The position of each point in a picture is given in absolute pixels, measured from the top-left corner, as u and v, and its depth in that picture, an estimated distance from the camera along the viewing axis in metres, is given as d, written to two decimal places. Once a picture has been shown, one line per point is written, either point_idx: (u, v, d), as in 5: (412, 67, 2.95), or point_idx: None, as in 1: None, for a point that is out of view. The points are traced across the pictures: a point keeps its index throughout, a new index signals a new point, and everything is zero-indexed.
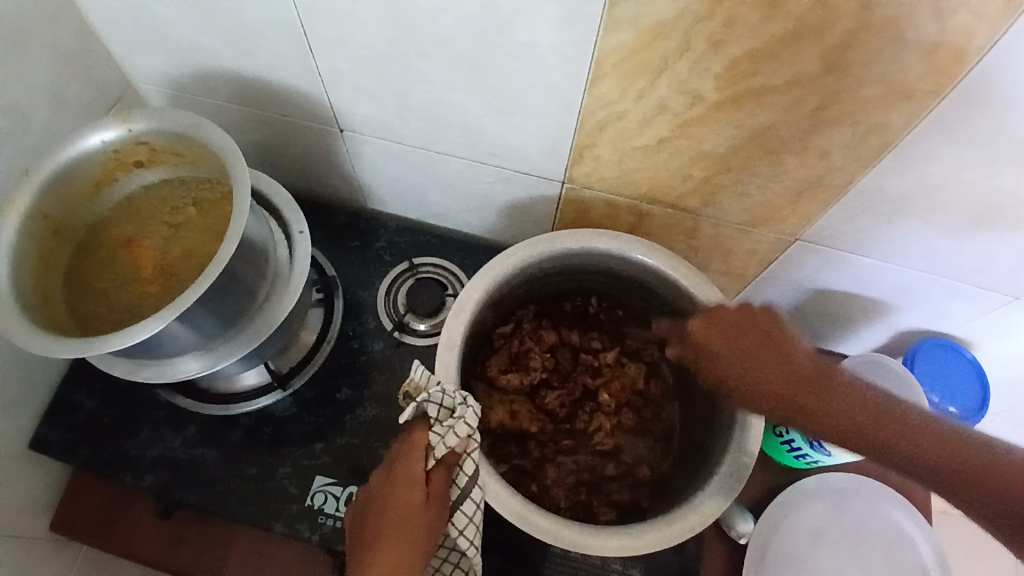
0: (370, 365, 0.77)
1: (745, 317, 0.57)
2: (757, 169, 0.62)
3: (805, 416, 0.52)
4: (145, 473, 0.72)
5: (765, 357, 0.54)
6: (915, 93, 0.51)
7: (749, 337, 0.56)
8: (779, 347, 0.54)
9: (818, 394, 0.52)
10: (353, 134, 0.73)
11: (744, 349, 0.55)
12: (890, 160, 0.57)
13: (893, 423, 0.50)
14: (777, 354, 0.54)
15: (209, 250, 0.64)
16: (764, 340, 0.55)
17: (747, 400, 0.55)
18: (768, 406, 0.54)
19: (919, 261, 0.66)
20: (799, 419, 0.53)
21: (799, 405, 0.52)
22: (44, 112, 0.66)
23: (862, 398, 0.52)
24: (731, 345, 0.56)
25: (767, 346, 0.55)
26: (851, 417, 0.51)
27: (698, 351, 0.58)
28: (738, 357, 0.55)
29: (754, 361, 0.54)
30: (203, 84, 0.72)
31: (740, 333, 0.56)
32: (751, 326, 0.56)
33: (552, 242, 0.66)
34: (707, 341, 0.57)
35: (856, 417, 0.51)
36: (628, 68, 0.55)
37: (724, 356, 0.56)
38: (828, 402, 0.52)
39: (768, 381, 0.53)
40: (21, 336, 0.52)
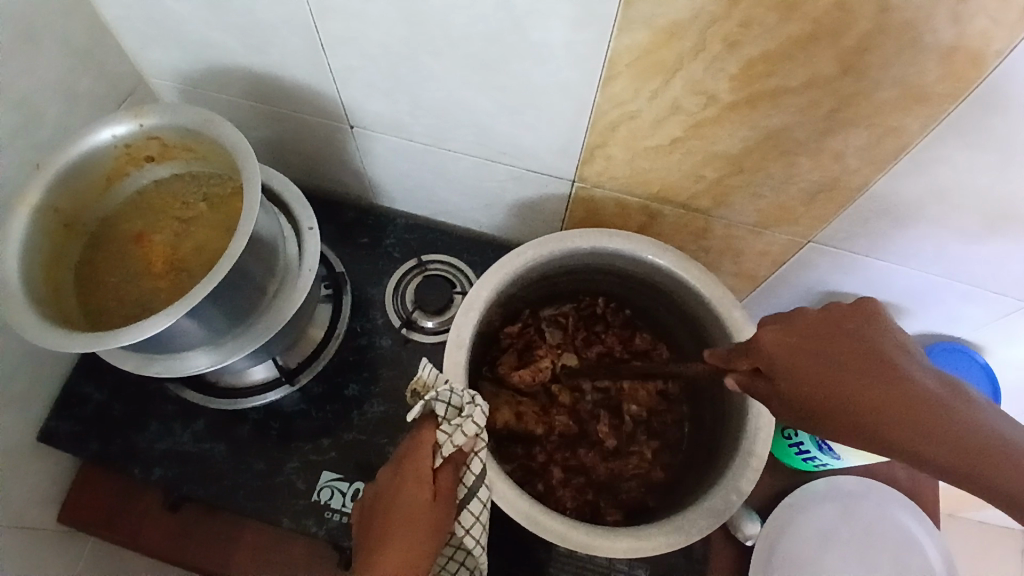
0: (377, 361, 0.78)
1: (831, 327, 0.50)
2: (770, 170, 0.62)
3: (909, 442, 0.44)
4: (153, 465, 0.72)
5: (860, 372, 0.47)
6: (932, 97, 0.50)
7: (838, 350, 0.49)
8: (877, 360, 0.47)
9: (927, 417, 0.44)
10: (363, 130, 0.73)
11: (826, 362, 0.48)
12: (905, 163, 0.56)
13: (1016, 453, 0.43)
14: (874, 372, 0.47)
15: (220, 246, 0.64)
16: (858, 352, 0.48)
17: (834, 421, 0.47)
18: (863, 431, 0.46)
19: (933, 265, 0.65)
20: (903, 446, 0.45)
21: (898, 434, 0.45)
22: (56, 106, 0.67)
23: (982, 423, 0.44)
24: (817, 357, 0.49)
25: (863, 359, 0.48)
26: (967, 447, 0.43)
27: (776, 364, 0.51)
28: (825, 371, 0.48)
29: (846, 376, 0.47)
30: (215, 79, 0.72)
31: (826, 348, 0.49)
32: (841, 336, 0.49)
33: (562, 242, 0.66)
34: (787, 353, 0.50)
35: (974, 446, 0.43)
36: (642, 68, 0.54)
37: (807, 368, 0.49)
38: (939, 426, 0.44)
39: (862, 402, 0.46)
40: (32, 330, 0.52)
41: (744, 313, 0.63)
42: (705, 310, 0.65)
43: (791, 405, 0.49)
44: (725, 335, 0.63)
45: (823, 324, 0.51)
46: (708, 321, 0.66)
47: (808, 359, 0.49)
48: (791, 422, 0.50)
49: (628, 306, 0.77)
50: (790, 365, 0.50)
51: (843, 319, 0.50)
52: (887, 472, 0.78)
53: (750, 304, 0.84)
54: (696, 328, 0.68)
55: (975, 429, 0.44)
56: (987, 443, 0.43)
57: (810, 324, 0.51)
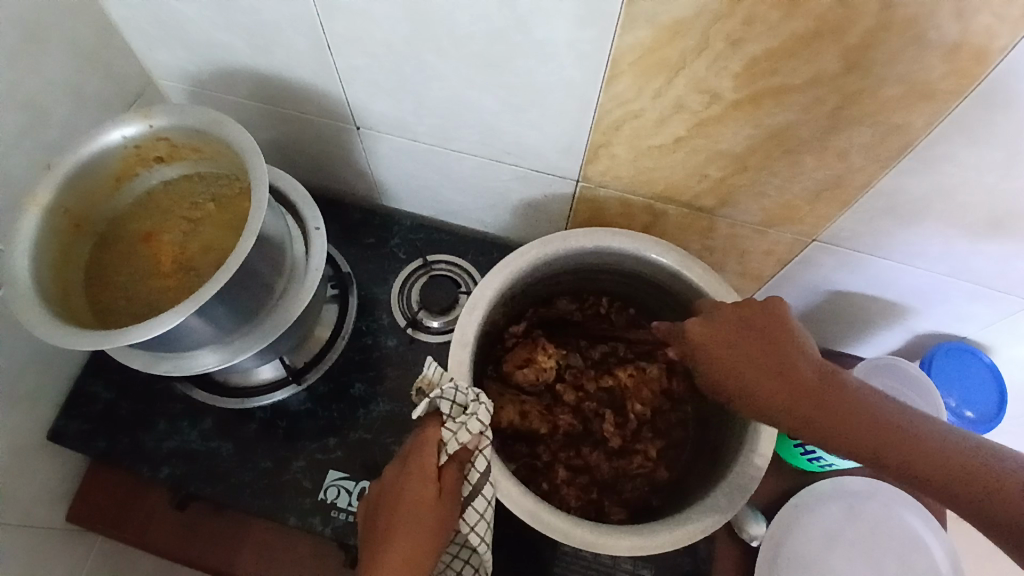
0: (383, 361, 0.78)
1: (735, 319, 0.57)
2: (774, 168, 0.62)
3: (784, 419, 0.52)
4: (161, 464, 0.73)
5: (755, 362, 0.54)
6: (936, 93, 0.50)
7: (734, 341, 0.56)
8: (765, 349, 0.54)
9: (798, 398, 0.51)
10: (368, 131, 0.74)
11: (731, 351, 0.56)
12: (910, 160, 0.56)
13: (884, 433, 0.48)
14: (766, 361, 0.53)
15: (227, 246, 0.65)
16: (752, 342, 0.55)
17: (730, 401, 0.56)
18: (749, 409, 0.54)
19: (938, 263, 0.65)
20: (780, 422, 0.52)
21: (782, 413, 0.52)
22: (66, 108, 0.68)
23: (850, 403, 0.50)
24: (717, 348, 0.56)
25: (753, 348, 0.55)
26: (830, 422, 0.49)
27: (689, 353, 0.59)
28: (721, 360, 0.56)
29: (737, 365, 0.55)
30: (222, 81, 0.73)
31: (735, 338, 0.56)
32: (741, 328, 0.56)
33: (566, 240, 0.66)
34: (703, 345, 0.57)
35: (843, 427, 0.49)
36: (645, 66, 0.54)
37: (709, 358, 0.57)
38: (814, 408, 0.50)
39: (746, 386, 0.54)
40: (43, 328, 0.53)
41: None
42: None
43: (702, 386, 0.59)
44: None
45: (740, 315, 0.57)
46: None
47: (718, 348, 0.56)
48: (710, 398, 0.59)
49: (633, 305, 0.77)
50: (704, 353, 0.57)
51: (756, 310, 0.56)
52: None
53: None
54: None
55: (842, 407, 0.49)
56: (850, 419, 0.49)
57: (729, 314, 0.57)
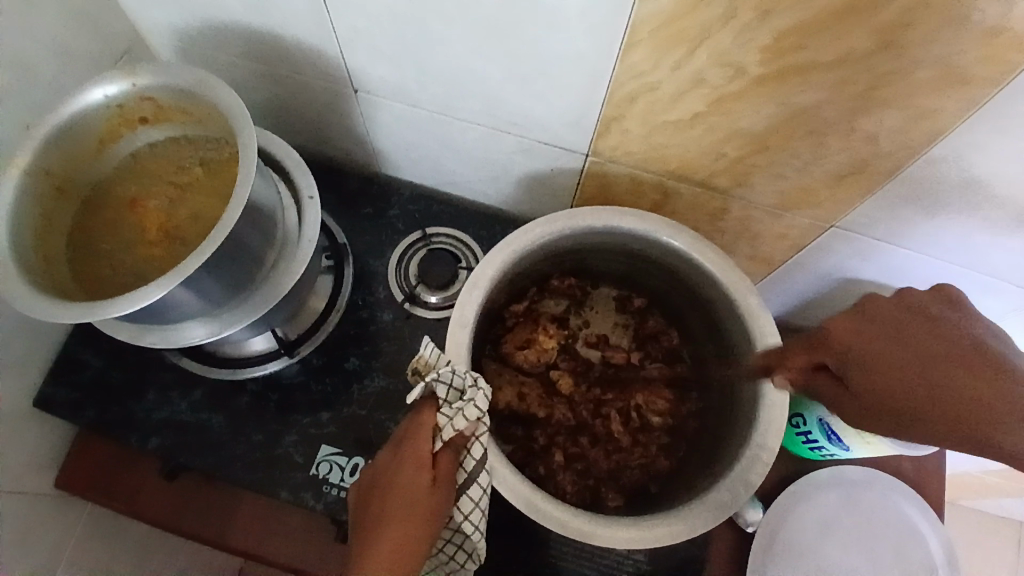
0: (378, 336, 0.76)
1: (908, 317, 0.53)
2: (795, 150, 0.58)
3: (984, 426, 0.47)
4: (151, 434, 0.71)
5: (931, 359, 0.50)
6: (971, 80, 0.46)
7: (910, 339, 0.52)
8: (950, 349, 0.50)
9: (1004, 400, 0.47)
10: (367, 95, 0.70)
11: (894, 344, 0.52)
12: (938, 148, 0.53)
13: None
14: (944, 359, 0.50)
15: (216, 213, 0.62)
16: (920, 339, 0.51)
17: (908, 408, 0.50)
18: (930, 413, 0.49)
19: (957, 255, 0.62)
20: (974, 429, 0.47)
21: (958, 413, 0.48)
22: (52, 64, 0.63)
23: None
24: (882, 342, 0.52)
25: (923, 346, 0.51)
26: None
27: (848, 360, 0.53)
28: (896, 361, 0.51)
29: (905, 362, 0.51)
30: (213, 37, 0.68)
31: (901, 334, 0.52)
32: (911, 327, 0.52)
33: (572, 219, 0.63)
34: (855, 340, 0.53)
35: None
36: (664, 36, 0.51)
37: (878, 359, 0.51)
38: (996, 410, 0.47)
39: (933, 388, 0.49)
40: (22, 300, 0.50)
41: (759, 299, 0.60)
42: (718, 293, 0.63)
43: (864, 399, 0.52)
44: (739, 320, 0.61)
45: (899, 312, 0.53)
46: (722, 305, 0.63)
47: (878, 342, 0.52)
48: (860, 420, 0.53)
49: (638, 292, 0.75)
50: (858, 348, 0.53)
51: (918, 307, 0.53)
52: (893, 460, 0.76)
53: (763, 288, 0.82)
54: (706, 310, 0.67)
55: None
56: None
57: (886, 309, 0.54)
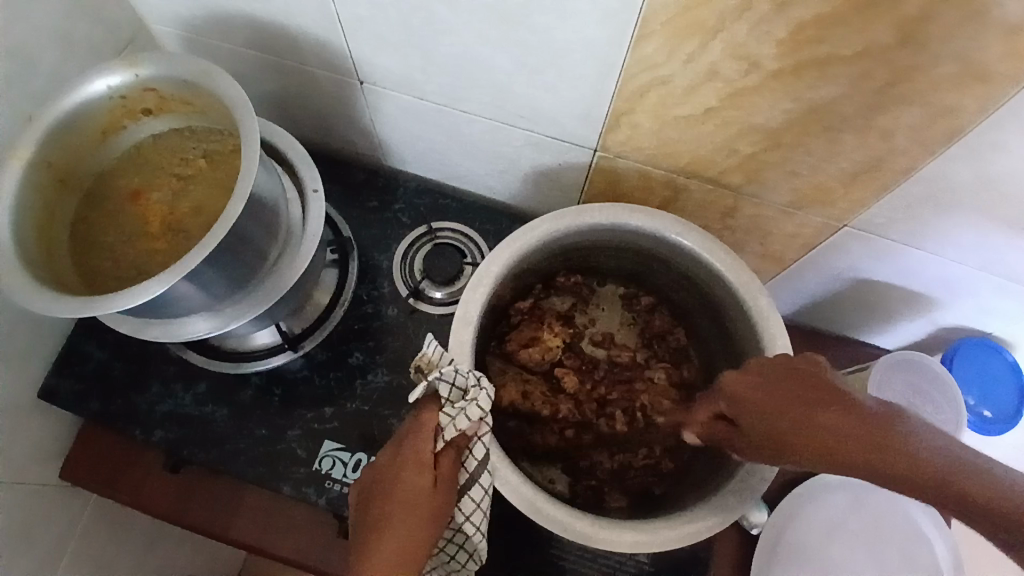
0: (383, 330, 0.75)
1: (783, 375, 0.51)
2: (810, 147, 0.57)
3: (854, 463, 0.44)
4: (155, 427, 0.71)
5: (791, 408, 0.49)
6: (994, 77, 0.45)
7: (782, 390, 0.50)
8: (815, 395, 0.49)
9: (872, 439, 0.44)
10: (372, 86, 0.69)
11: (768, 398, 0.51)
12: (958, 147, 0.51)
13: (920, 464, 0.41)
14: (806, 404, 0.48)
15: (219, 206, 0.61)
16: (784, 391, 0.50)
17: (792, 454, 0.48)
18: (810, 458, 0.47)
19: (974, 256, 0.61)
20: (857, 469, 0.44)
21: (832, 455, 0.45)
22: (54, 53, 0.63)
23: (925, 441, 0.43)
24: (761, 398, 0.51)
25: (786, 396, 0.50)
26: (892, 461, 0.42)
27: (736, 410, 0.53)
28: (774, 410, 0.50)
29: (778, 413, 0.49)
30: (217, 27, 0.67)
31: (777, 388, 0.51)
32: (782, 381, 0.51)
33: (579, 215, 0.62)
34: (739, 396, 0.53)
35: (889, 459, 0.42)
36: (678, 27, 0.49)
37: (761, 408, 0.51)
38: (847, 446, 0.44)
39: (805, 432, 0.47)
40: (23, 293, 0.50)
41: (770, 299, 0.59)
42: (726, 292, 0.62)
43: (755, 446, 0.52)
44: (748, 320, 0.60)
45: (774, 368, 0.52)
46: (732, 305, 0.62)
47: (758, 396, 0.52)
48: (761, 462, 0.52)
49: (646, 289, 0.74)
50: (743, 403, 0.52)
51: (793, 365, 0.52)
52: None
53: (772, 287, 0.80)
54: (715, 310, 0.66)
55: (915, 446, 0.42)
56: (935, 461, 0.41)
57: (764, 367, 0.53)
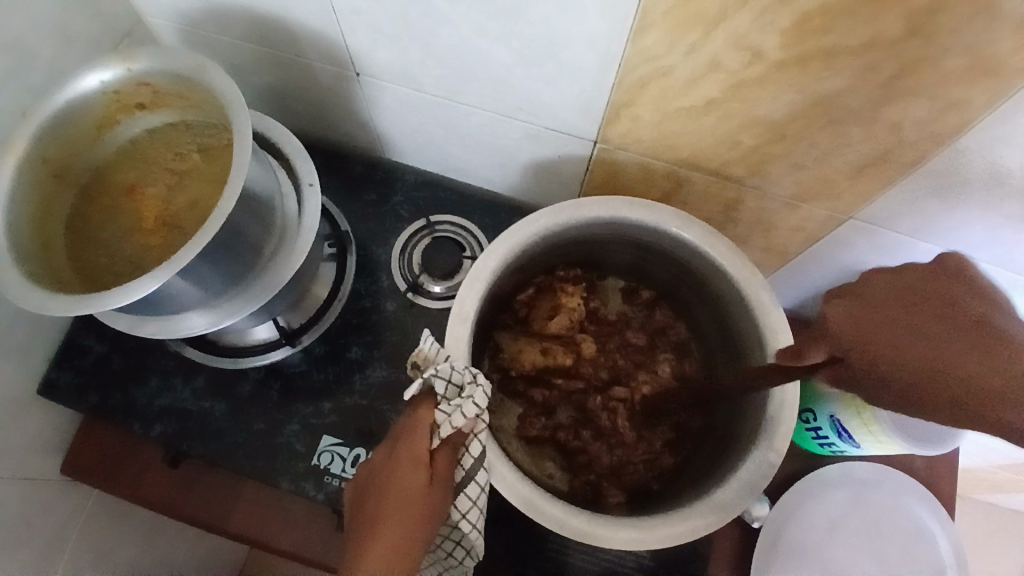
0: (381, 325, 0.75)
1: (907, 296, 0.45)
2: (814, 139, 0.55)
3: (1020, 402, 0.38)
4: (153, 422, 0.71)
5: (932, 334, 0.42)
6: (1005, 71, 0.43)
7: (910, 313, 0.44)
8: (958, 321, 0.42)
9: None
10: (369, 79, 0.68)
11: (899, 321, 0.44)
12: (967, 140, 0.50)
13: None
14: (951, 331, 0.42)
15: (215, 201, 0.61)
16: (921, 315, 0.43)
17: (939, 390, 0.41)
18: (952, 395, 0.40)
19: (981, 252, 0.60)
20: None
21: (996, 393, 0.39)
22: (48, 46, 0.62)
23: None
24: (892, 321, 0.44)
25: (924, 320, 0.43)
26: None
27: (849, 339, 0.44)
28: (901, 338, 0.43)
29: (914, 340, 0.42)
30: (212, 18, 0.66)
31: (909, 312, 0.44)
32: (913, 303, 0.44)
33: (578, 209, 0.61)
34: (857, 321, 0.45)
35: None
36: (679, 17, 0.48)
37: (889, 333, 0.43)
38: (1014, 384, 0.39)
39: (946, 363, 0.41)
40: (16, 290, 0.49)
41: (772, 295, 0.58)
42: (728, 287, 0.61)
43: (884, 379, 0.43)
44: (751, 318, 0.59)
45: (898, 288, 0.46)
46: (733, 300, 0.61)
47: (885, 320, 0.44)
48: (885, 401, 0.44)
49: (647, 284, 0.74)
50: (869, 328, 0.44)
51: (920, 284, 0.46)
52: (905, 459, 0.74)
53: (775, 280, 0.79)
54: (717, 305, 0.65)
55: None
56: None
57: (882, 288, 0.46)
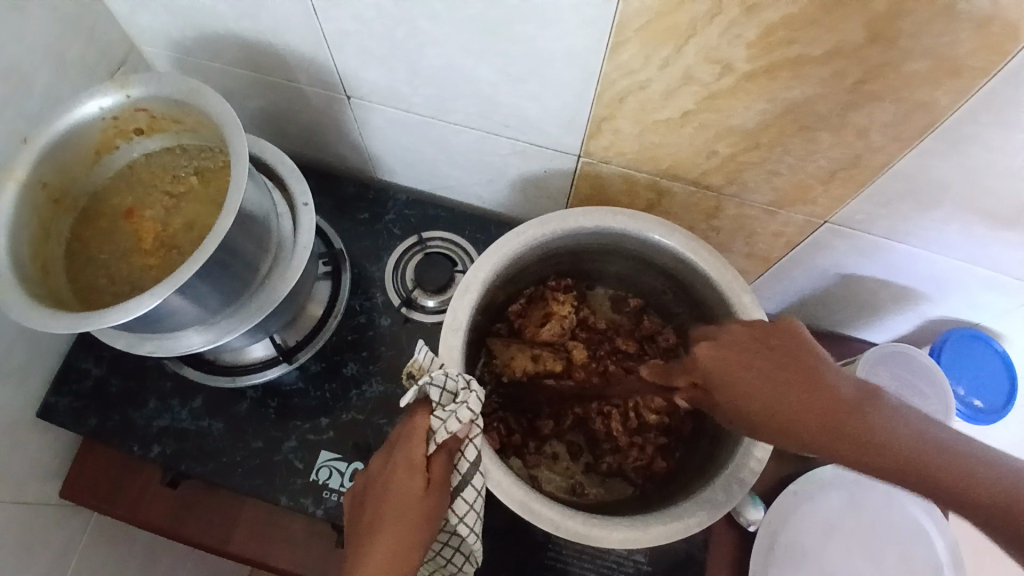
0: (376, 340, 0.76)
1: (759, 342, 0.53)
2: (788, 146, 0.58)
3: (810, 434, 0.46)
4: (152, 442, 0.72)
5: (764, 378, 0.50)
6: (962, 70, 0.46)
7: (760, 361, 0.51)
8: (791, 375, 0.49)
9: (841, 418, 0.46)
10: (360, 101, 0.70)
11: (750, 372, 0.51)
12: (932, 140, 0.52)
13: (877, 441, 0.44)
14: (783, 377, 0.49)
15: (211, 221, 0.63)
16: (767, 368, 0.51)
17: (751, 426, 0.51)
18: (779, 428, 0.48)
19: (954, 250, 0.62)
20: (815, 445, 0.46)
21: (784, 427, 0.48)
22: (48, 76, 0.64)
23: (903, 425, 0.45)
24: (743, 374, 0.51)
25: (767, 372, 0.50)
26: (857, 444, 0.45)
27: (714, 382, 0.54)
28: (748, 382, 0.51)
29: (749, 383, 0.51)
30: (208, 47, 0.69)
31: (758, 364, 0.51)
32: (763, 355, 0.52)
33: (565, 220, 0.63)
34: (717, 370, 0.53)
35: (858, 438, 0.45)
36: (653, 32, 0.50)
37: (737, 382, 0.52)
38: (816, 420, 0.46)
39: (780, 404, 0.48)
40: (18, 310, 0.51)
41: (753, 297, 0.60)
42: (711, 290, 0.63)
43: (730, 417, 0.53)
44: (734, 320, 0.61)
45: (753, 341, 0.53)
46: (716, 303, 0.63)
47: (738, 369, 0.52)
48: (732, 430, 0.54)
49: (635, 292, 0.76)
50: (728, 378, 0.52)
51: (770, 337, 0.53)
52: None
53: (760, 286, 0.82)
54: (703, 310, 0.67)
55: (890, 430, 0.44)
56: (898, 442, 0.44)
57: (739, 337, 0.54)
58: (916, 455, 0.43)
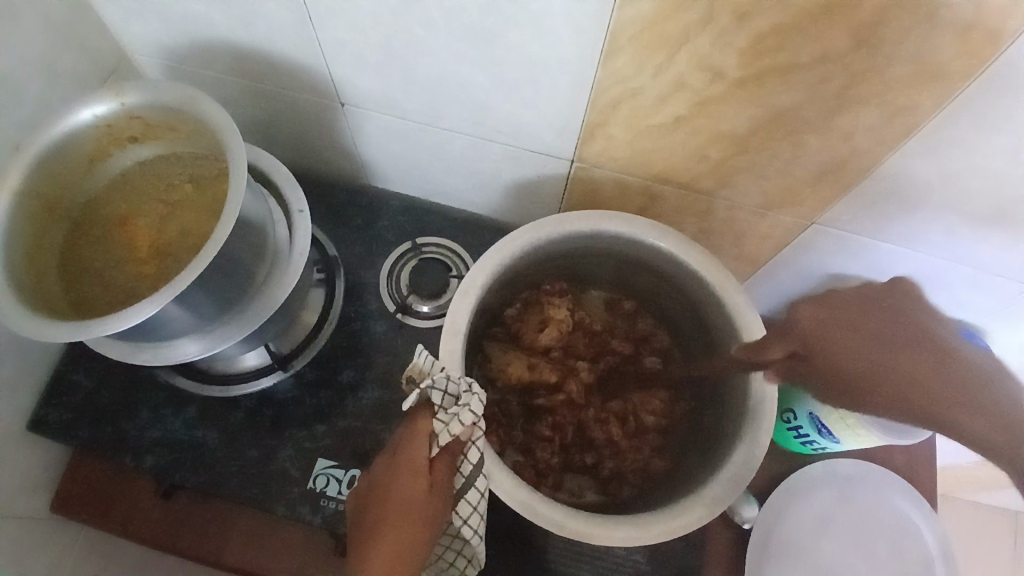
0: (371, 346, 0.76)
1: (863, 306, 0.60)
2: (776, 149, 0.60)
3: (888, 389, 0.56)
4: (145, 454, 0.71)
5: (873, 341, 0.57)
6: (945, 75, 0.48)
7: (868, 324, 0.58)
8: (893, 339, 0.56)
9: (923, 375, 0.54)
10: (353, 108, 0.71)
11: (857, 334, 0.58)
12: (916, 143, 0.54)
13: (943, 393, 0.53)
14: (890, 343, 0.56)
15: (206, 229, 0.62)
16: (873, 333, 0.57)
17: (847, 384, 0.58)
18: (865, 384, 0.57)
19: (939, 249, 0.64)
20: (896, 398, 0.55)
21: (868, 381, 0.57)
22: (38, 84, 0.64)
23: (974, 385, 0.53)
24: (850, 335, 0.58)
25: (872, 337, 0.57)
26: (927, 397, 0.54)
27: (818, 343, 0.59)
28: (849, 343, 0.57)
29: (852, 344, 0.57)
30: (200, 55, 0.69)
31: (863, 327, 0.58)
32: (867, 319, 0.59)
33: (560, 224, 0.64)
34: (822, 331, 0.59)
35: (931, 391, 0.54)
36: (646, 41, 0.52)
37: (838, 343, 0.58)
38: (902, 375, 0.55)
39: (879, 364, 0.56)
40: (14, 320, 0.50)
41: (745, 297, 0.61)
42: (705, 291, 0.64)
43: (826, 379, 0.59)
44: (729, 320, 0.62)
45: (857, 303, 0.61)
46: (710, 303, 0.64)
47: (844, 331, 0.58)
48: (829, 393, 0.59)
49: (629, 295, 0.77)
50: (833, 341, 0.58)
51: (876, 304, 0.60)
52: (884, 453, 0.77)
53: (750, 286, 0.83)
54: (697, 309, 0.68)
55: (962, 388, 0.53)
56: (962, 395, 0.53)
57: (849, 299, 0.61)
58: (974, 405, 0.53)
